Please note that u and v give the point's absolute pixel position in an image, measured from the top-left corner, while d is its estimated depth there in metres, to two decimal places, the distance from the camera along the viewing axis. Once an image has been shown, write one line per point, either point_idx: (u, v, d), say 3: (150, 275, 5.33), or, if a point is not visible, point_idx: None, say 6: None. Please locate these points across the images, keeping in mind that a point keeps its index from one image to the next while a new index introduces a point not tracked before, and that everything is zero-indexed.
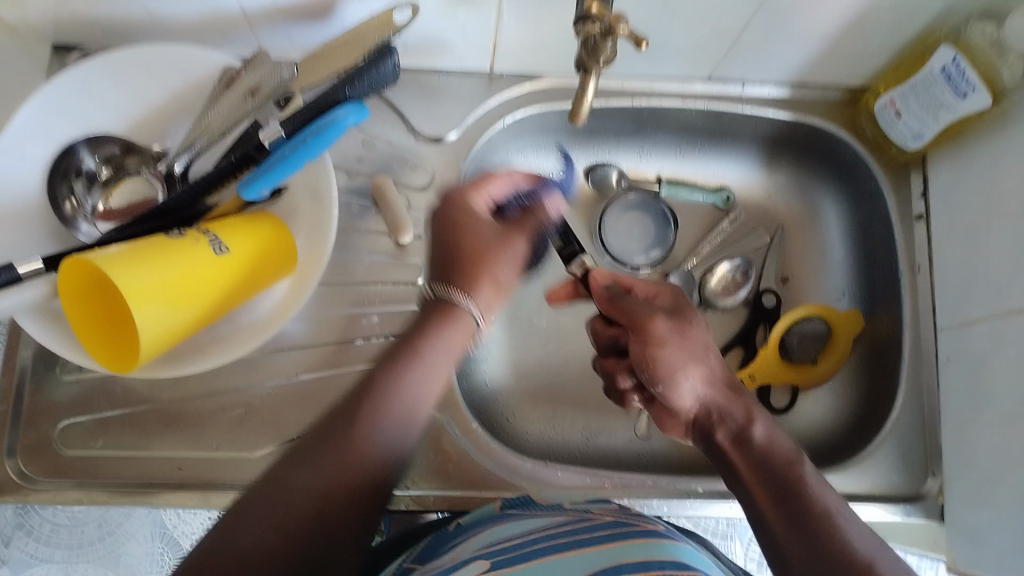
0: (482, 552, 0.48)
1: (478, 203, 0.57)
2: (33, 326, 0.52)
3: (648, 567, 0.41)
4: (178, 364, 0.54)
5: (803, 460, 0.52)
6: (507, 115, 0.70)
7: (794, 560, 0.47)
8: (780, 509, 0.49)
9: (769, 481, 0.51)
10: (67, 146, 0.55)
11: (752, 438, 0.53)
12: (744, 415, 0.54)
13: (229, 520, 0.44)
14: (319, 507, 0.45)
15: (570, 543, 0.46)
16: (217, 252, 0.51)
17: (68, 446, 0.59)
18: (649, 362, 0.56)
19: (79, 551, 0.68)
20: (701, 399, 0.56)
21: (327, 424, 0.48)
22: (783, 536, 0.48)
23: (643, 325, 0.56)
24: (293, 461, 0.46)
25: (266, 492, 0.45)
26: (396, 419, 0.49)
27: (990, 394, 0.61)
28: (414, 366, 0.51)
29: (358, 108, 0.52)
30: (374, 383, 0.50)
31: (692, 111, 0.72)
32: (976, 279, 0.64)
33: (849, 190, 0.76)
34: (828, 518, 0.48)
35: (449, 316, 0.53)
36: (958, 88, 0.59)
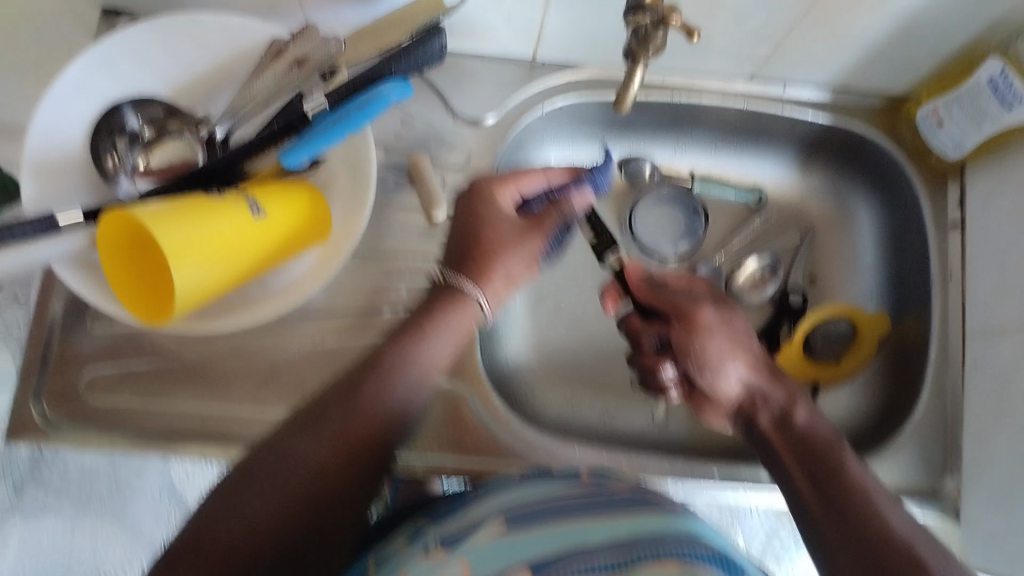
0: (506, 512, 0.48)
1: (504, 198, 0.56)
2: (68, 273, 0.52)
3: (666, 540, 0.42)
4: (208, 321, 0.55)
5: (844, 444, 0.52)
6: (546, 102, 0.70)
7: (833, 544, 0.47)
8: (820, 494, 0.49)
9: (808, 466, 0.51)
10: (113, 105, 0.55)
11: (792, 421, 0.54)
12: (787, 398, 0.55)
13: (230, 487, 0.43)
14: (318, 478, 0.45)
15: (585, 510, 0.47)
16: (256, 215, 0.52)
17: (93, 395, 0.60)
18: (695, 350, 0.57)
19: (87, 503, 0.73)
20: (748, 385, 0.56)
21: (331, 393, 0.48)
22: (823, 524, 0.48)
23: (690, 314, 0.58)
24: (296, 430, 0.46)
25: (269, 463, 0.44)
26: (410, 379, 0.50)
27: (1014, 408, 0.61)
28: (419, 339, 0.51)
29: (402, 85, 0.51)
30: (380, 358, 0.50)
31: (732, 109, 0.72)
32: (1007, 292, 0.64)
33: (885, 196, 0.75)
34: (866, 501, 0.47)
35: (453, 306, 0.53)
36: (1003, 100, 0.59)
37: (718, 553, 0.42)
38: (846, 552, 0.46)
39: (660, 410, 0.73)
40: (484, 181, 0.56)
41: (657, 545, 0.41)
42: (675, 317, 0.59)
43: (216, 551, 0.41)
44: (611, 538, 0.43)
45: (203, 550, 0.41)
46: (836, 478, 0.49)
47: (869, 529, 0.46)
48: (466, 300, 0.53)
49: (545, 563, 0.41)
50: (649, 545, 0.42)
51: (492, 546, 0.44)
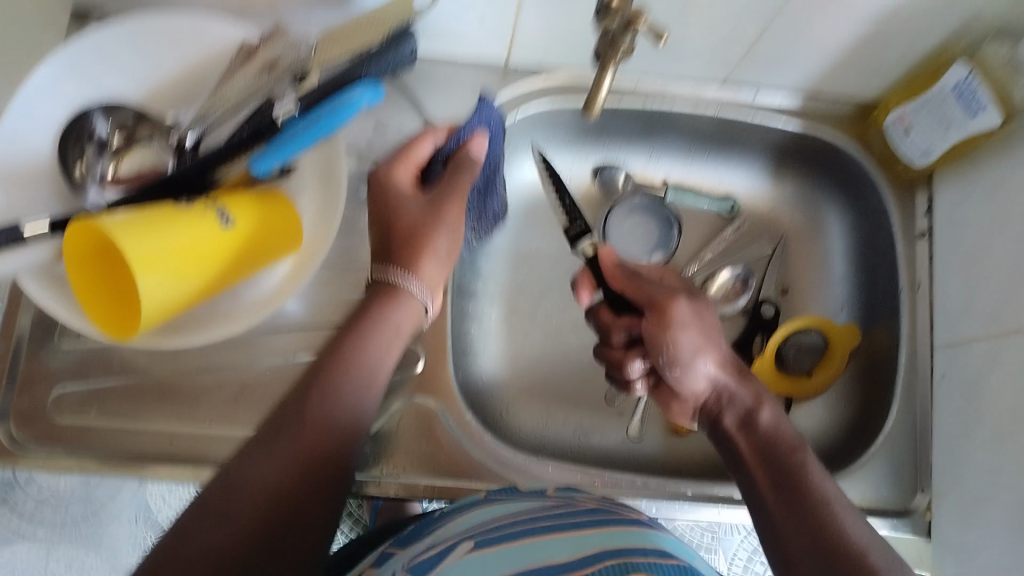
0: (477, 531, 0.48)
1: (401, 177, 0.58)
2: (36, 289, 0.51)
3: (631, 554, 0.42)
4: (172, 338, 0.54)
5: (807, 447, 0.52)
6: (519, 109, 0.70)
7: (792, 544, 0.47)
8: (779, 500, 0.49)
9: (770, 469, 0.51)
10: (81, 110, 0.55)
11: (758, 422, 0.54)
12: (753, 399, 0.56)
13: (188, 524, 0.42)
14: (277, 502, 0.44)
15: (551, 526, 0.46)
16: (224, 227, 0.51)
17: (60, 413, 0.59)
18: (667, 343, 0.58)
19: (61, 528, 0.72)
20: (716, 382, 0.57)
21: (282, 410, 0.47)
22: (782, 524, 0.48)
23: (663, 306, 0.58)
24: (251, 452, 0.45)
25: (223, 491, 0.43)
26: (362, 378, 0.50)
27: (984, 413, 0.61)
28: (364, 338, 0.51)
29: (373, 89, 0.52)
30: (329, 362, 0.50)
31: (704, 116, 0.72)
32: (975, 298, 0.64)
33: (854, 205, 0.76)
34: (824, 503, 0.48)
35: (391, 297, 0.54)
36: (968, 106, 0.60)
37: (680, 559, 0.44)
38: (808, 559, 0.46)
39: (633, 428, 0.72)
40: (384, 164, 0.58)
41: (618, 552, 0.43)
42: (648, 309, 0.59)
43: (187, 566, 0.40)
44: (572, 556, 0.43)
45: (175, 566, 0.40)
46: (795, 482, 0.49)
47: (828, 534, 0.46)
48: (400, 292, 0.54)
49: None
50: (613, 559, 0.42)
51: (466, 564, 0.43)
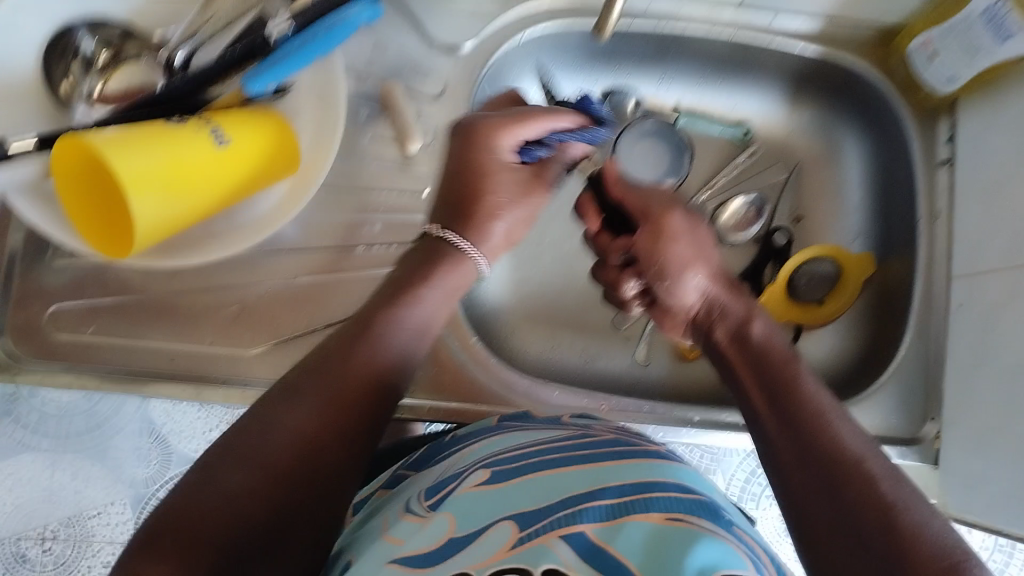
0: (482, 463, 0.47)
1: (506, 149, 0.54)
2: (27, 207, 0.50)
3: (650, 489, 0.41)
4: (172, 255, 0.53)
5: (801, 360, 0.50)
6: (527, 29, 0.67)
7: (784, 456, 0.46)
8: (772, 411, 0.48)
9: (761, 380, 0.50)
10: (66, 25, 0.53)
11: (750, 335, 0.52)
12: (745, 312, 0.54)
13: (215, 464, 0.40)
14: (312, 445, 0.43)
15: (552, 458, 0.45)
16: (219, 143, 0.49)
17: (58, 331, 0.58)
18: (658, 252, 0.57)
19: (67, 441, 0.71)
20: (708, 295, 0.55)
21: (322, 358, 0.47)
22: (776, 438, 0.47)
23: (658, 219, 0.58)
24: (283, 399, 0.44)
25: (256, 429, 0.42)
26: (405, 340, 0.49)
27: (998, 348, 0.60)
28: (416, 297, 0.51)
29: (371, 5, 0.51)
30: (367, 320, 0.49)
31: (718, 38, 0.70)
32: (995, 229, 0.62)
33: (873, 132, 0.74)
34: (821, 417, 0.46)
35: (452, 262, 0.53)
36: (999, 31, 0.57)
37: (699, 494, 0.42)
38: (800, 469, 0.44)
39: (641, 352, 0.72)
40: (484, 123, 0.54)
41: (633, 489, 0.41)
42: (644, 221, 0.59)
43: (211, 514, 0.38)
44: (589, 487, 0.42)
45: (196, 508, 0.38)
46: (788, 393, 0.48)
47: (819, 441, 0.45)
48: (460, 255, 0.54)
49: (528, 519, 0.39)
50: (634, 493, 0.40)
51: (464, 501, 0.43)
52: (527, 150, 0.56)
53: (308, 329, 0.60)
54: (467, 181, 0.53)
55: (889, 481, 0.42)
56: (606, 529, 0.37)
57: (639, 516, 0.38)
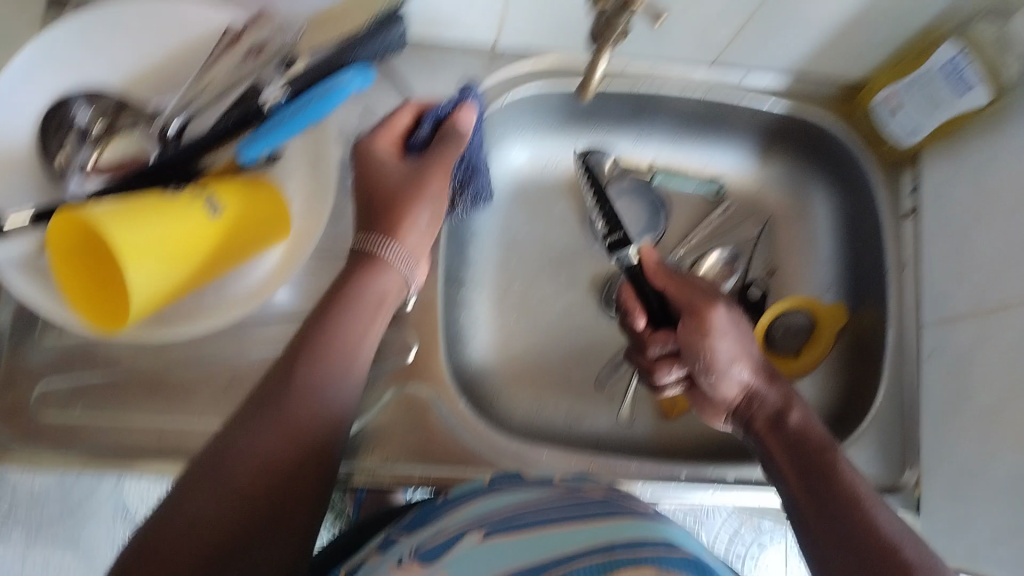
0: (481, 520, 0.48)
1: (385, 147, 0.56)
2: (24, 284, 0.49)
3: (641, 546, 0.41)
4: (168, 324, 0.53)
5: (836, 446, 0.53)
6: (507, 94, 0.69)
7: (824, 545, 0.48)
8: (818, 510, 0.49)
9: (801, 469, 0.52)
10: (62, 97, 0.53)
11: (787, 421, 0.55)
12: (782, 402, 0.56)
13: (176, 497, 0.43)
14: (268, 474, 0.45)
15: (547, 519, 0.46)
16: (212, 214, 0.50)
17: (44, 409, 0.58)
18: (701, 348, 0.58)
19: (38, 531, 0.64)
20: (748, 387, 0.57)
21: (267, 386, 0.47)
22: (813, 525, 0.49)
23: (701, 312, 0.59)
24: (239, 427, 0.45)
25: (213, 459, 0.44)
26: (340, 359, 0.49)
27: (972, 390, 0.61)
28: (347, 307, 0.50)
29: (364, 72, 0.51)
30: (305, 341, 0.49)
31: (691, 99, 0.72)
32: (962, 275, 0.65)
33: (840, 185, 0.76)
34: (856, 503, 0.48)
35: (371, 269, 0.52)
36: (956, 84, 0.60)
37: (688, 551, 0.42)
38: (844, 562, 0.46)
39: (623, 411, 0.72)
40: (366, 138, 0.56)
41: (627, 546, 0.41)
42: (686, 314, 0.60)
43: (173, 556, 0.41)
44: (583, 545, 0.42)
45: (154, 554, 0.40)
46: (832, 487, 0.50)
47: (861, 539, 0.46)
48: (381, 260, 0.52)
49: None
50: (626, 549, 0.41)
51: (467, 556, 0.43)
52: (412, 141, 0.58)
53: None
54: (371, 191, 0.54)
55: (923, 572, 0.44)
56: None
57: (631, 569, 0.38)
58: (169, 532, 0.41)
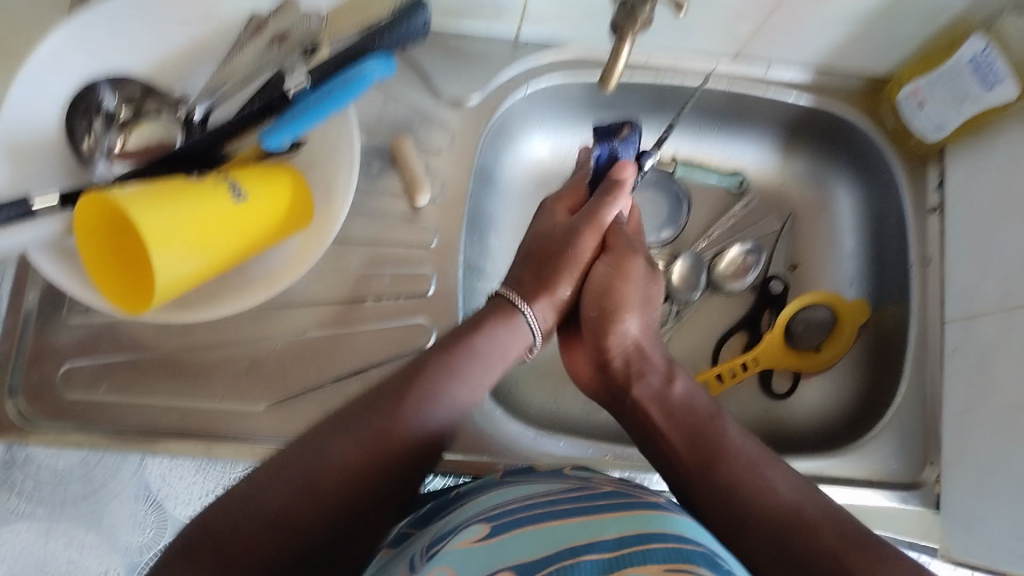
0: (483, 516, 0.47)
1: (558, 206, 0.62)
2: (46, 264, 0.50)
3: (649, 541, 0.40)
4: (190, 310, 0.54)
5: (721, 415, 0.55)
6: (532, 82, 0.69)
7: (711, 513, 0.50)
8: (699, 476, 0.52)
9: (688, 438, 0.54)
10: (88, 83, 0.54)
11: (670, 397, 0.56)
12: (665, 374, 0.58)
13: (237, 492, 0.42)
14: (347, 485, 0.45)
15: (538, 516, 0.45)
16: (235, 198, 0.51)
17: (70, 389, 0.59)
18: (613, 293, 0.59)
19: (62, 508, 0.65)
20: (628, 348, 0.59)
21: (377, 396, 0.48)
22: (691, 479, 0.52)
23: (621, 257, 0.60)
24: (332, 428, 0.46)
25: (297, 461, 0.44)
26: (456, 394, 0.51)
27: (995, 388, 0.61)
28: (467, 357, 0.52)
29: (386, 62, 0.50)
30: (425, 367, 0.51)
31: (715, 91, 0.72)
32: (987, 271, 0.64)
33: (864, 178, 0.76)
34: (749, 466, 0.51)
35: (506, 320, 0.55)
36: (985, 79, 0.59)
37: (699, 543, 0.41)
38: (725, 518, 0.49)
39: None
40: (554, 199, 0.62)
41: (636, 540, 0.40)
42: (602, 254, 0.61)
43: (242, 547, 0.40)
44: (589, 541, 0.41)
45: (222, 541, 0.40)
46: (719, 466, 0.51)
47: (754, 511, 0.48)
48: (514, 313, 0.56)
49: (528, 570, 0.39)
50: (632, 545, 0.40)
51: (466, 552, 0.42)
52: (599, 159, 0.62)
53: (317, 385, 0.60)
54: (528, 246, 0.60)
55: (825, 526, 0.46)
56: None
57: (634, 568, 0.38)
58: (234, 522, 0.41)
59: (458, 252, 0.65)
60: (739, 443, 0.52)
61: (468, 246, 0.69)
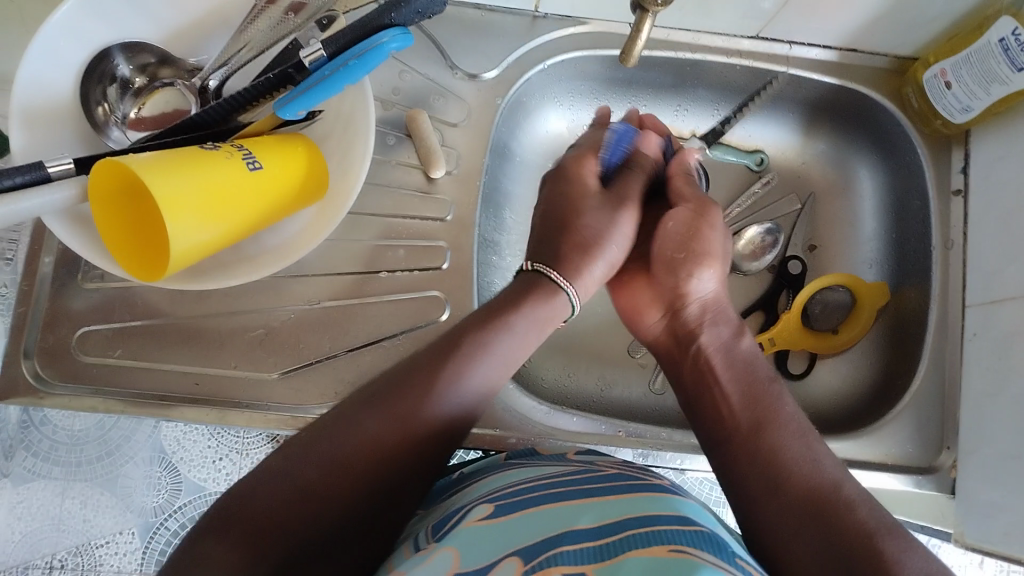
0: (490, 496, 0.47)
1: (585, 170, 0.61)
2: (60, 228, 0.50)
3: (654, 522, 0.40)
4: (201, 279, 0.54)
5: (778, 384, 0.56)
6: (550, 57, 0.69)
7: (751, 481, 0.50)
8: (744, 439, 0.52)
9: (741, 393, 0.55)
10: (103, 51, 0.54)
11: (732, 351, 0.58)
12: (733, 329, 0.59)
13: (281, 463, 0.43)
14: (379, 459, 0.45)
15: (542, 497, 0.45)
16: (252, 168, 0.51)
17: (85, 351, 0.59)
18: (693, 239, 0.60)
19: (79, 469, 0.65)
20: (702, 301, 0.60)
21: (406, 372, 0.48)
22: (743, 453, 0.52)
23: (704, 209, 0.61)
24: (360, 405, 0.46)
25: (327, 436, 0.44)
26: (481, 374, 0.50)
27: (1014, 374, 0.60)
28: (501, 334, 0.52)
29: (403, 36, 0.50)
30: (457, 345, 0.50)
31: (736, 68, 0.71)
32: (1010, 255, 0.63)
33: (886, 159, 0.75)
34: (801, 438, 0.51)
35: (547, 295, 0.55)
36: (1014, 61, 0.58)
37: (703, 527, 0.41)
38: (762, 484, 0.49)
39: (656, 380, 0.73)
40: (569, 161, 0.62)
41: (640, 522, 0.41)
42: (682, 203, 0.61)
43: (258, 519, 0.40)
44: (597, 523, 0.41)
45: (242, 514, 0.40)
46: (768, 429, 0.52)
47: (795, 481, 0.48)
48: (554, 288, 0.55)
49: (532, 554, 0.39)
50: (634, 529, 0.40)
51: (468, 535, 0.42)
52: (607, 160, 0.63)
53: (331, 354, 0.60)
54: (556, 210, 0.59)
55: (863, 505, 0.47)
56: (605, 569, 0.37)
57: (637, 551, 0.38)
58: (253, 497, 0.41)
59: (472, 227, 0.65)
60: (792, 415, 0.53)
61: (482, 220, 0.69)
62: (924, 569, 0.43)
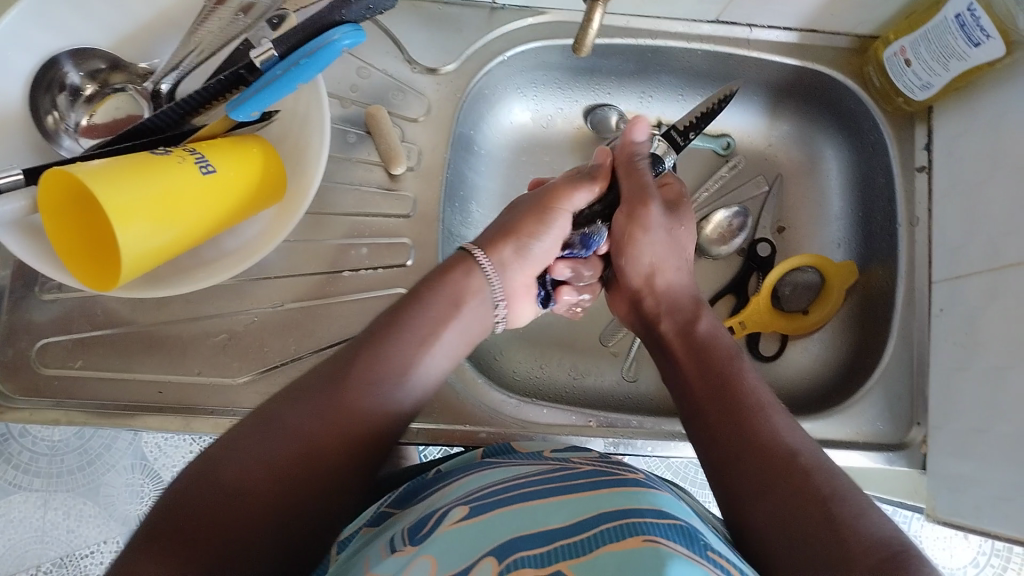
0: (462, 499, 0.47)
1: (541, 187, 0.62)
2: (10, 240, 0.49)
3: (628, 515, 0.40)
4: (163, 287, 0.53)
5: (740, 356, 0.56)
6: (508, 49, 0.68)
7: (722, 446, 0.50)
8: (709, 408, 0.53)
9: (700, 368, 0.55)
10: (51, 58, 0.53)
11: (696, 330, 0.58)
12: (692, 308, 0.60)
13: (221, 451, 0.43)
14: (316, 452, 0.44)
15: (513, 497, 0.45)
16: (204, 171, 0.50)
17: (45, 364, 0.58)
18: (627, 232, 0.59)
19: (59, 479, 0.69)
20: (649, 274, 0.61)
21: (331, 364, 0.48)
22: (713, 421, 0.52)
23: (636, 205, 0.58)
24: (288, 400, 0.45)
25: (254, 427, 0.44)
26: (399, 368, 0.49)
27: (980, 349, 0.60)
28: (417, 319, 0.51)
29: (354, 32, 0.49)
30: (376, 338, 0.49)
31: (697, 53, 0.70)
32: (973, 231, 0.63)
33: (850, 139, 0.75)
34: (757, 409, 0.51)
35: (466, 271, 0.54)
36: (971, 36, 0.58)
37: (680, 520, 0.41)
38: (723, 450, 0.50)
39: (629, 368, 0.72)
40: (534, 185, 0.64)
41: (613, 516, 0.40)
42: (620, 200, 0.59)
43: (199, 505, 0.40)
44: (573, 521, 0.41)
45: (185, 508, 0.39)
46: (732, 394, 0.52)
47: (752, 448, 0.49)
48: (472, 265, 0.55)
49: (505, 552, 0.39)
50: (607, 523, 0.40)
51: (442, 543, 0.41)
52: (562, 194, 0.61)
53: (297, 356, 0.59)
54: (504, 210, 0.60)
55: (821, 474, 0.46)
56: (581, 565, 0.36)
57: (609, 547, 0.37)
58: (201, 488, 0.41)
59: (436, 222, 0.64)
60: (755, 385, 0.53)
61: (448, 215, 0.69)
62: (881, 527, 0.43)
